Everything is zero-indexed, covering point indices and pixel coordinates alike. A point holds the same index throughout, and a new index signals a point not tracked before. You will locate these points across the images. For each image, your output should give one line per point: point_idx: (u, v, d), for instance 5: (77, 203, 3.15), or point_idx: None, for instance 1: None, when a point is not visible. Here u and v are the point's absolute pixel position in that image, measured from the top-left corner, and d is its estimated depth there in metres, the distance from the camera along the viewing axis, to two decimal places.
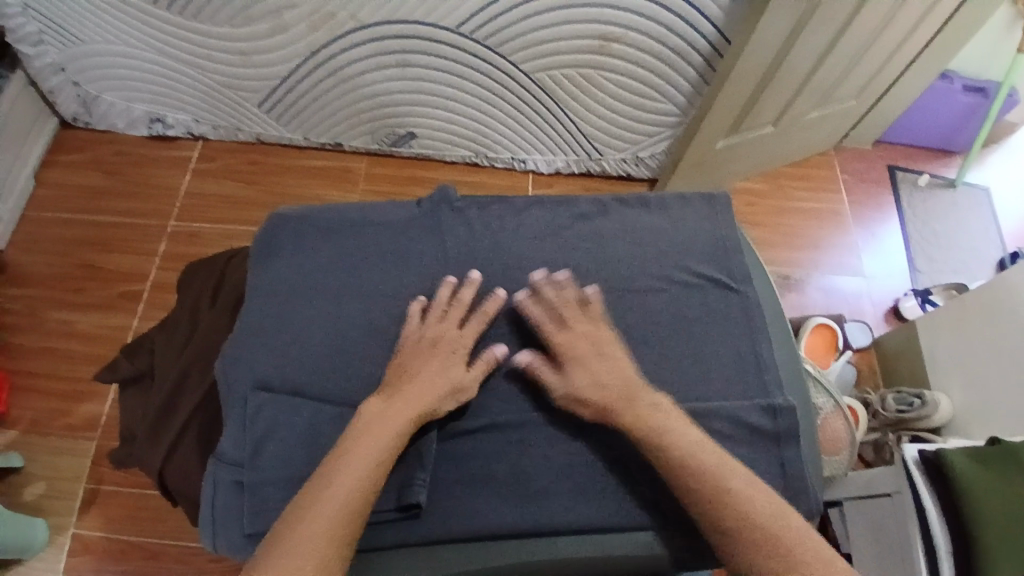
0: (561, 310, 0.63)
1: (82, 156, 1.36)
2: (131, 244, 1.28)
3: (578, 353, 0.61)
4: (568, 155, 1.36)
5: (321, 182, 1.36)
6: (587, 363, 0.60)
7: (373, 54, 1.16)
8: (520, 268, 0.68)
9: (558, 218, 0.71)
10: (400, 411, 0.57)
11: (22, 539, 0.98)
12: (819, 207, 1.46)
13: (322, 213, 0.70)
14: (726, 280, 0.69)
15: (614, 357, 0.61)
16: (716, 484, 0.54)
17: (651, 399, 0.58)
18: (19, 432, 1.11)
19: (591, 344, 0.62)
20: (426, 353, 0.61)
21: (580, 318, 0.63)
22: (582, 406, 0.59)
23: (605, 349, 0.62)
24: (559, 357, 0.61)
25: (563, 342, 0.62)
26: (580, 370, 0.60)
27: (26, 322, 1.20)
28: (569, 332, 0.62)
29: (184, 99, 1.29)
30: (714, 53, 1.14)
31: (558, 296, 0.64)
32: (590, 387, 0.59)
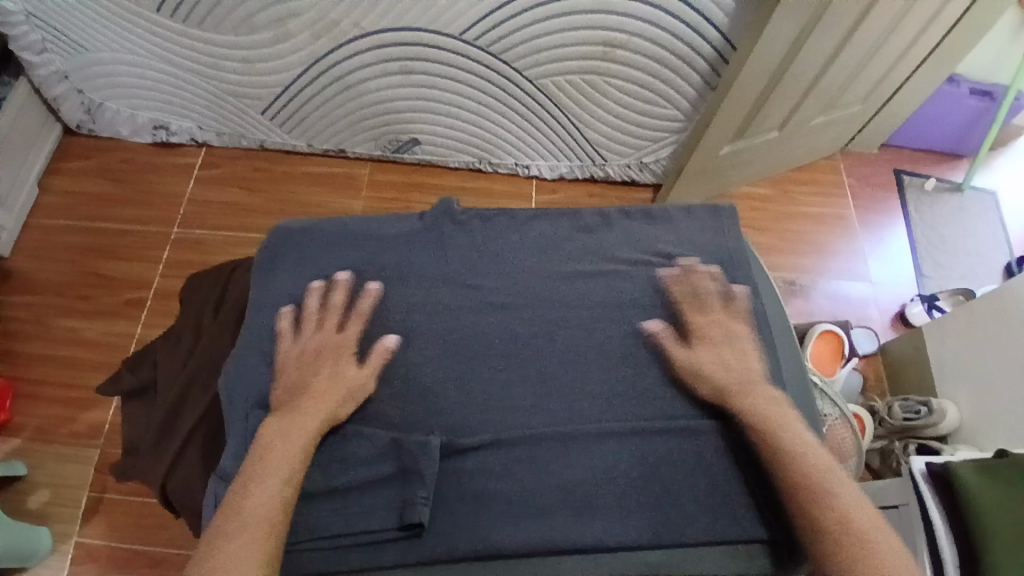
0: (693, 296, 0.67)
1: (86, 163, 1.36)
2: (135, 251, 1.28)
3: (701, 334, 0.64)
4: (572, 161, 1.35)
5: (325, 187, 1.36)
6: (706, 344, 0.64)
7: (376, 61, 1.16)
8: (523, 283, 0.67)
9: (561, 231, 0.71)
10: (314, 408, 0.58)
11: (26, 547, 0.98)
12: (824, 212, 1.45)
13: (326, 226, 0.71)
14: (731, 294, 0.68)
15: (735, 341, 0.64)
16: (807, 476, 0.54)
17: (767, 388, 0.61)
18: (23, 439, 1.11)
19: (718, 329, 0.65)
20: (320, 361, 0.61)
21: (717, 307, 0.67)
22: (698, 385, 0.62)
23: (727, 333, 0.65)
24: (690, 336, 0.64)
25: (697, 321, 0.65)
26: (709, 352, 0.63)
27: (30, 330, 1.20)
28: (699, 317, 0.65)
29: (187, 106, 1.29)
30: (719, 58, 1.13)
31: (687, 283, 0.68)
32: (712, 365, 0.62)
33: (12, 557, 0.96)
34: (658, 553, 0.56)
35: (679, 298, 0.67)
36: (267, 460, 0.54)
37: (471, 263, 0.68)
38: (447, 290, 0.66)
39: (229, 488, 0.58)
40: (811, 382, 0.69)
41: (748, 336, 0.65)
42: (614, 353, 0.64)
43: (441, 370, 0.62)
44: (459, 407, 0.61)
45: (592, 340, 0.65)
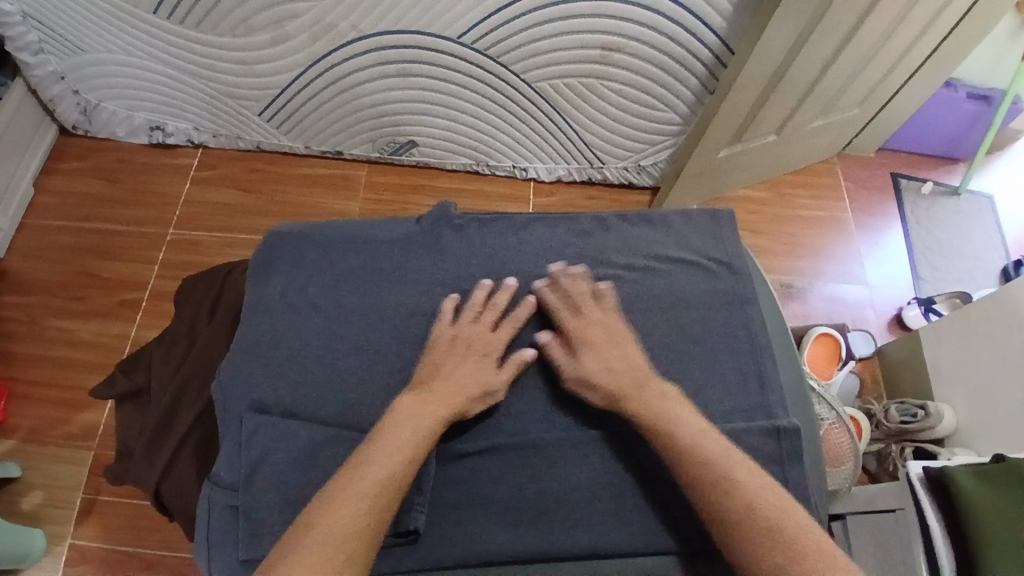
0: (577, 298, 0.64)
1: (82, 163, 1.35)
2: (131, 252, 1.27)
3: (589, 336, 0.62)
4: (569, 164, 1.35)
5: (322, 189, 1.35)
6: (600, 348, 0.61)
7: (373, 63, 1.15)
8: (519, 287, 0.67)
9: (559, 236, 0.72)
10: (434, 401, 0.57)
11: (19, 549, 0.97)
12: (821, 215, 1.45)
13: (321, 231, 0.71)
14: (728, 300, 0.68)
15: (626, 341, 0.62)
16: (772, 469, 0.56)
17: (661, 387, 0.59)
18: (18, 441, 1.11)
19: (602, 329, 0.63)
20: (459, 354, 0.61)
21: (592, 307, 0.64)
22: (591, 393, 0.59)
23: (616, 332, 0.63)
24: (573, 342, 0.62)
25: (575, 327, 0.62)
26: (597, 353, 0.61)
27: (25, 331, 1.20)
28: (581, 318, 0.63)
29: (184, 107, 1.29)
30: (717, 62, 1.13)
31: (572, 285, 0.65)
32: (598, 373, 0.59)
33: (4, 559, 0.95)
34: (654, 559, 0.56)
35: (554, 305, 0.64)
36: None
37: (467, 267, 0.68)
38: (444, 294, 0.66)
39: (223, 493, 0.58)
40: (807, 386, 0.69)
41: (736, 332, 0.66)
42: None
43: None
44: None
45: None
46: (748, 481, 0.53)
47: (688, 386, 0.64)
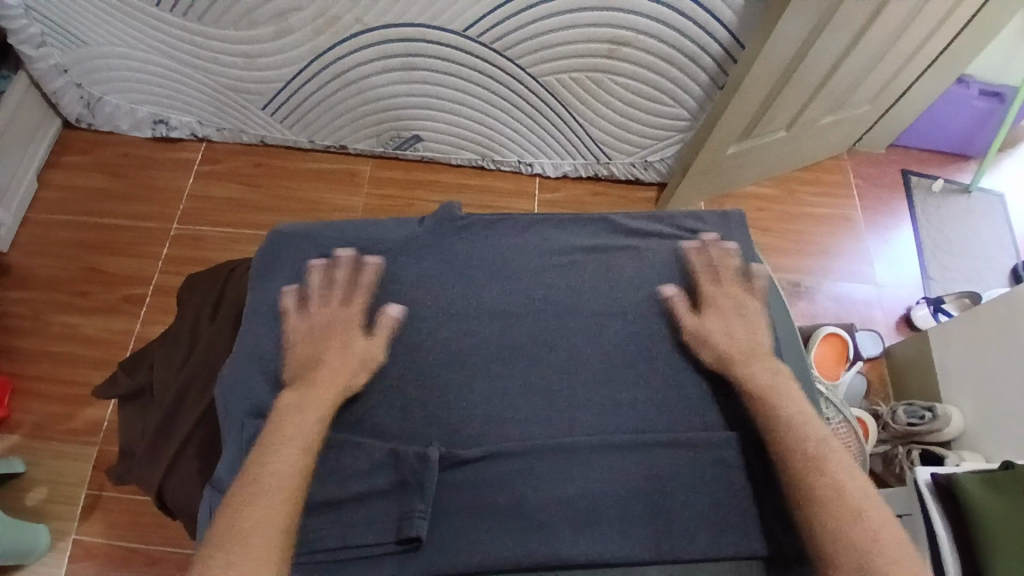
0: (716, 272, 0.67)
1: (85, 157, 1.35)
2: (135, 247, 1.27)
3: (707, 306, 0.65)
4: (575, 159, 1.34)
5: (326, 183, 1.35)
6: (718, 316, 0.64)
7: (378, 57, 1.14)
8: (523, 290, 0.67)
9: (564, 239, 0.71)
10: (320, 381, 0.59)
11: (24, 544, 0.98)
12: (830, 212, 1.43)
13: (322, 231, 0.70)
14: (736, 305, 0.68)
15: (748, 314, 0.65)
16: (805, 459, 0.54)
17: (770, 360, 0.62)
18: (22, 436, 1.11)
19: (731, 301, 0.65)
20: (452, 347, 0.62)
21: (731, 279, 0.67)
22: (705, 354, 0.62)
23: (742, 306, 0.65)
24: (698, 308, 0.65)
25: (710, 295, 0.65)
26: (720, 322, 0.64)
27: (29, 326, 1.20)
28: (710, 290, 0.66)
29: (187, 101, 1.28)
30: (726, 57, 1.11)
31: (707, 263, 0.68)
32: (711, 337, 0.63)
33: (9, 555, 0.96)
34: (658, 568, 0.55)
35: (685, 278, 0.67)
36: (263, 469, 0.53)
37: (471, 270, 0.67)
38: (447, 297, 0.66)
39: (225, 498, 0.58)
40: (815, 392, 0.68)
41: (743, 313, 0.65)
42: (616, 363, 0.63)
43: (440, 378, 0.62)
44: (457, 417, 0.60)
45: (593, 350, 0.64)
46: (837, 462, 0.54)
47: (695, 393, 0.62)
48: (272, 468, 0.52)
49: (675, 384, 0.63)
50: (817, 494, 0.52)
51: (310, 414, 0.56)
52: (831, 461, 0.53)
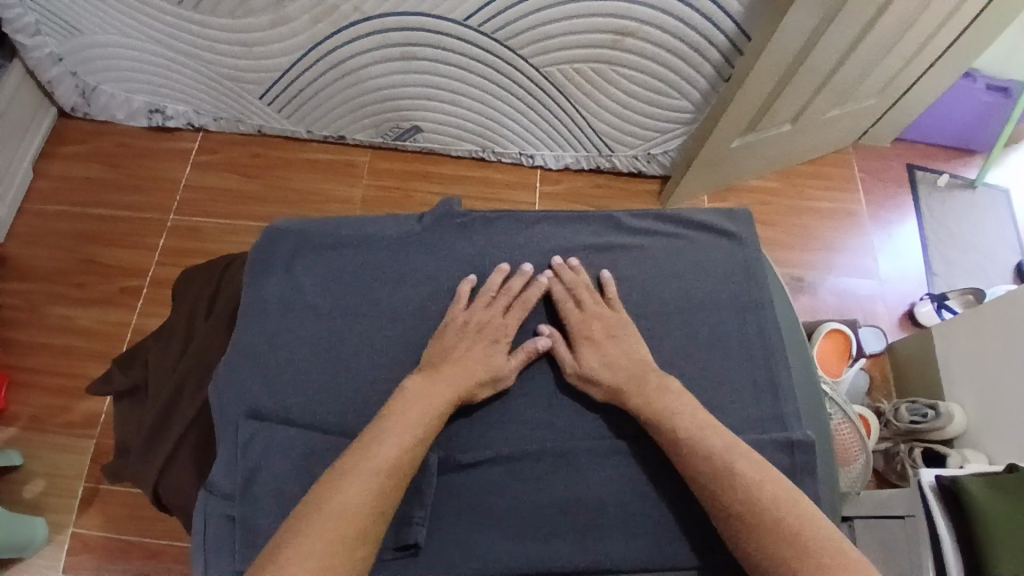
0: (579, 294, 0.64)
1: (80, 146, 1.33)
2: (131, 238, 1.25)
3: (589, 333, 0.62)
4: (577, 151, 1.32)
5: (324, 174, 1.33)
6: (600, 343, 0.61)
7: (377, 47, 1.12)
8: (524, 290, 0.65)
9: (565, 238, 0.69)
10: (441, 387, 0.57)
11: (21, 538, 0.97)
12: (834, 206, 1.42)
13: (320, 229, 0.69)
14: (740, 306, 0.66)
15: (629, 335, 0.62)
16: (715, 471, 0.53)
17: (661, 378, 0.59)
18: (19, 428, 1.10)
19: (603, 324, 0.63)
20: (456, 347, 0.60)
21: (593, 301, 0.64)
22: (593, 386, 0.59)
23: (617, 326, 0.63)
24: (577, 339, 0.62)
25: (575, 325, 0.62)
26: (600, 348, 0.61)
27: (25, 317, 1.19)
28: (582, 313, 0.63)
29: (183, 90, 1.25)
30: (732, 49, 1.09)
31: (580, 281, 0.65)
32: (594, 369, 0.60)
33: (7, 548, 0.95)
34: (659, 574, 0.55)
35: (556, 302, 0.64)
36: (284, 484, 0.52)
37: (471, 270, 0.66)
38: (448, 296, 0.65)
39: (221, 501, 0.57)
40: (816, 394, 0.68)
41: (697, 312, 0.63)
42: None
43: None
44: (457, 420, 0.59)
45: (595, 351, 0.63)
46: (754, 475, 0.53)
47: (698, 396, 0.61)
48: (357, 470, 0.51)
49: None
50: (739, 511, 0.51)
51: (406, 418, 0.55)
52: (749, 479, 0.52)
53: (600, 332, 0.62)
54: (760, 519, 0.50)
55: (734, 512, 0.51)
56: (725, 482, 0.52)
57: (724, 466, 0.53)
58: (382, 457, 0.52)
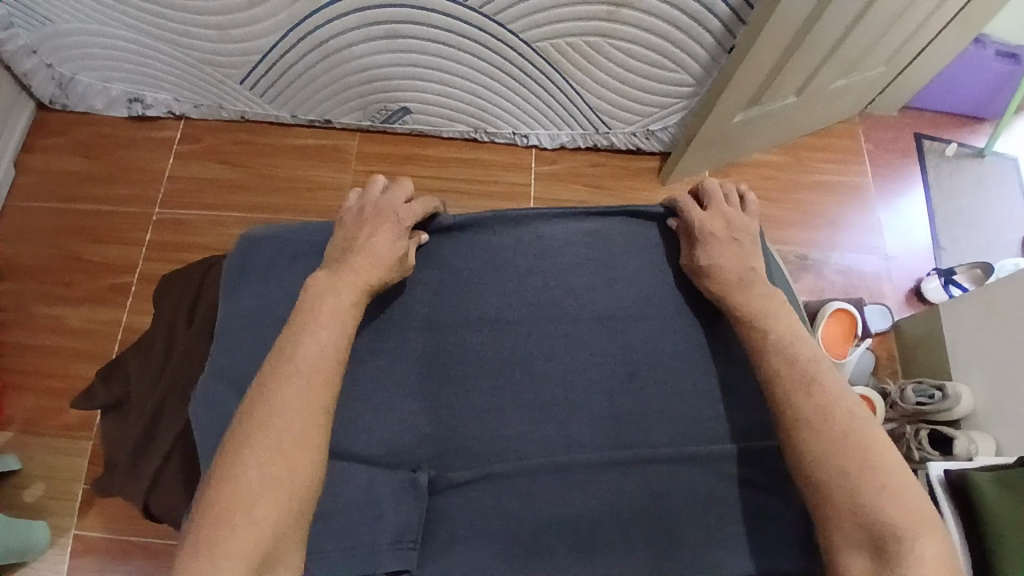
0: (710, 200, 0.65)
1: (60, 139, 1.28)
2: (116, 233, 1.22)
3: (709, 230, 0.62)
4: (573, 130, 1.27)
5: (310, 160, 1.28)
6: (717, 241, 0.62)
7: (360, 25, 1.07)
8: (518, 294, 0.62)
9: (559, 239, 0.65)
10: (350, 286, 0.57)
11: (21, 544, 0.97)
12: (838, 180, 1.37)
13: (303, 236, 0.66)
14: None
15: (746, 241, 0.63)
16: (802, 373, 0.54)
17: (766, 287, 0.60)
18: (14, 432, 1.09)
19: (725, 224, 0.63)
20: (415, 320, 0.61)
21: (726, 208, 0.64)
22: (702, 283, 0.61)
23: (743, 232, 0.63)
24: (697, 235, 0.62)
25: (699, 221, 0.63)
26: (718, 247, 0.61)
27: (13, 319, 1.16)
28: (709, 213, 0.63)
29: (162, 77, 1.20)
30: (735, 19, 1.04)
31: (719, 193, 0.65)
32: (705, 267, 0.61)
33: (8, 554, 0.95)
34: None
35: (685, 207, 0.65)
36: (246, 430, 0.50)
37: (461, 278, 0.64)
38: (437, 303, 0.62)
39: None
40: None
41: (737, 240, 0.62)
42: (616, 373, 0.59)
43: (430, 391, 0.59)
44: (449, 437, 0.57)
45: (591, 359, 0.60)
46: (832, 391, 0.53)
47: (699, 404, 0.59)
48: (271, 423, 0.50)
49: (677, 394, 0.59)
50: (808, 420, 0.52)
51: (321, 373, 0.52)
52: (827, 393, 0.52)
53: (723, 232, 0.62)
54: (833, 427, 0.51)
55: (806, 416, 0.52)
56: (802, 386, 0.53)
57: (807, 370, 0.54)
58: (301, 410, 0.50)
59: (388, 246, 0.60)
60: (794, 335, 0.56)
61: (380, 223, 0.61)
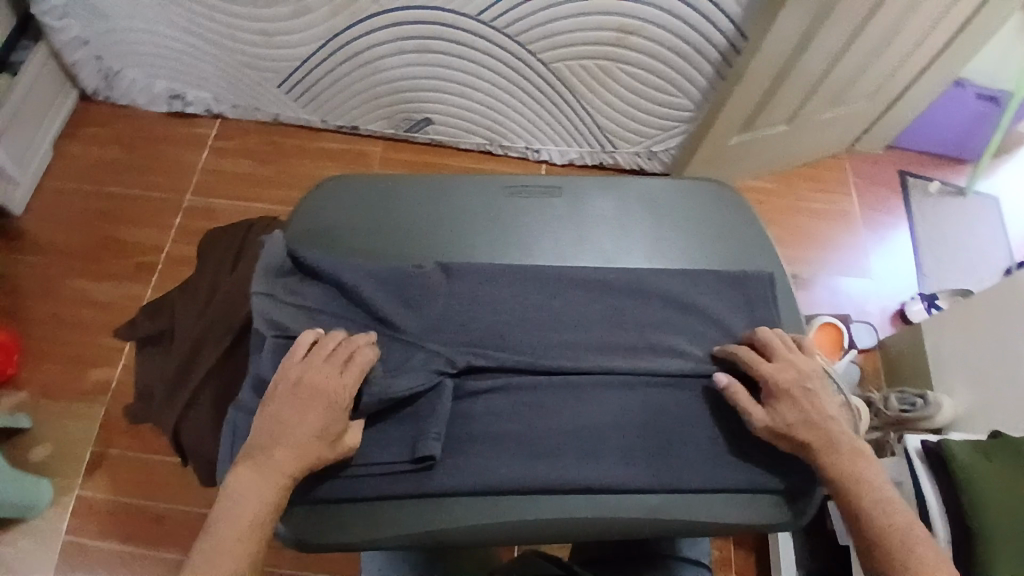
0: (771, 350, 0.57)
1: (101, 130, 1.37)
2: (147, 217, 1.29)
3: (787, 384, 0.55)
4: (581, 147, 1.35)
5: (336, 162, 1.37)
6: (799, 400, 0.54)
7: (394, 39, 1.17)
8: (544, 319, 0.60)
9: (581, 223, 0.66)
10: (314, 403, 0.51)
11: (24, 500, 1.01)
12: (829, 208, 1.47)
13: (332, 229, 0.64)
14: (739, 279, 0.63)
15: (824, 389, 0.55)
16: (888, 537, 0.49)
17: (856, 441, 0.53)
18: (30, 394, 1.14)
19: (798, 375, 0.55)
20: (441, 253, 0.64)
21: (790, 353, 0.57)
22: (787, 440, 0.53)
23: (819, 384, 0.55)
24: (772, 393, 0.55)
25: (773, 376, 0.55)
26: (796, 402, 0.54)
27: (40, 289, 1.22)
28: (779, 365, 0.56)
29: (205, 76, 1.30)
30: (730, 49, 1.12)
31: (773, 338, 0.58)
32: (793, 425, 0.53)
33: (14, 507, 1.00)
34: (661, 499, 0.54)
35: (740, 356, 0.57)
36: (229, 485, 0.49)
37: (475, 235, 0.65)
38: None
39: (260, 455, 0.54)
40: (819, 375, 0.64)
41: (810, 390, 0.55)
42: (640, 306, 0.61)
43: None
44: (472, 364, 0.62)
45: None
46: (920, 555, 0.48)
47: None
48: (245, 484, 0.49)
49: (699, 318, 0.61)
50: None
51: (294, 434, 0.50)
52: (915, 554, 0.48)
53: (795, 387, 0.54)
54: None
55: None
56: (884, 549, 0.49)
57: (892, 533, 0.49)
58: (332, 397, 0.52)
59: (312, 424, 0.51)
60: (885, 491, 0.51)
61: (311, 409, 0.51)
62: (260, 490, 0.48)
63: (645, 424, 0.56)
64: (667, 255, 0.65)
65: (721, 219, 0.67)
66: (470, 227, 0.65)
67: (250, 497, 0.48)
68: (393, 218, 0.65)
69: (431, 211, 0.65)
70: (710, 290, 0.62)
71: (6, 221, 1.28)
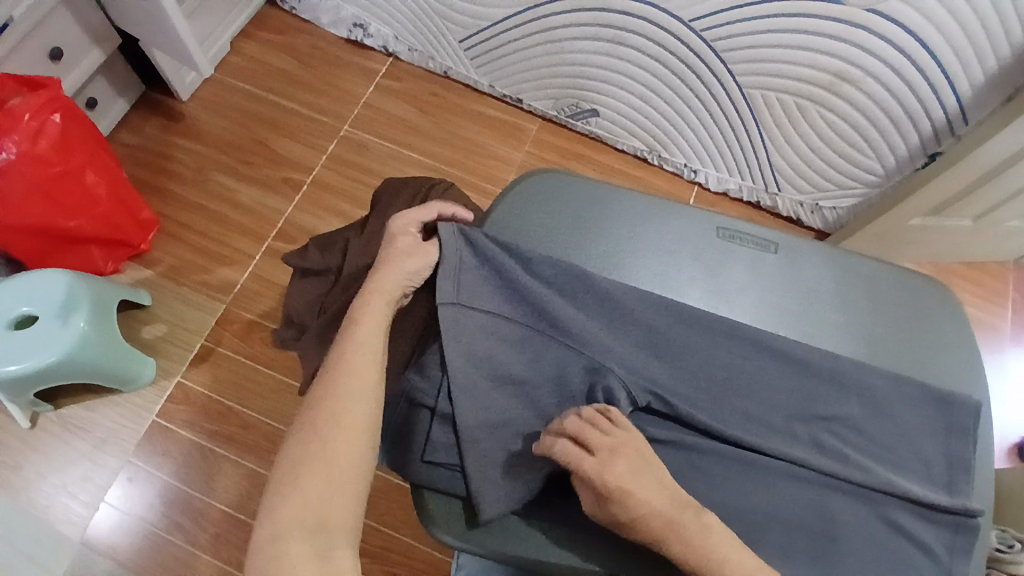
0: (588, 439, 0.49)
1: (279, 38, 1.40)
2: (303, 135, 1.32)
3: (619, 482, 0.47)
4: (742, 180, 1.29)
5: (492, 131, 1.37)
6: (631, 496, 0.47)
7: (592, 24, 1.12)
8: (733, 381, 0.58)
9: (785, 286, 0.64)
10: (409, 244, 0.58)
11: (129, 372, 1.08)
12: (977, 317, 1.35)
13: (536, 229, 0.64)
14: (938, 396, 0.58)
15: (649, 477, 0.49)
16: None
17: (703, 519, 0.48)
18: (157, 273, 1.20)
19: (626, 461, 0.48)
20: (641, 279, 0.64)
21: (607, 439, 0.49)
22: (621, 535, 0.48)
23: (645, 468, 0.49)
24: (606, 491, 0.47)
25: (599, 478, 0.47)
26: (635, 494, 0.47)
27: (189, 176, 1.27)
28: (605, 457, 0.48)
29: (392, 14, 1.30)
30: (947, 127, 1.04)
31: (582, 420, 0.50)
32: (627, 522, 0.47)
33: (117, 378, 1.06)
34: None
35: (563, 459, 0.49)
36: (335, 382, 0.52)
37: (675, 271, 0.65)
38: (663, 276, 0.65)
39: (422, 460, 0.55)
40: (989, 523, 0.60)
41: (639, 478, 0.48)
42: (834, 395, 0.58)
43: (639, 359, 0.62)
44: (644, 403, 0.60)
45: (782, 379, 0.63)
46: None
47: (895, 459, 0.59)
48: (349, 367, 0.53)
49: (892, 427, 0.58)
50: None
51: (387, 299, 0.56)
52: None
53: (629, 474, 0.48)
54: None
55: None
56: None
57: None
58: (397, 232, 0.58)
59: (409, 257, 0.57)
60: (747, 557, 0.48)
61: (390, 245, 0.58)
62: (365, 367, 0.53)
63: (810, 524, 0.53)
64: (868, 343, 0.63)
65: (931, 331, 0.63)
66: (674, 259, 0.65)
67: (351, 387, 0.52)
68: (594, 228, 0.65)
69: (633, 232, 0.65)
70: (911, 401, 0.58)
71: (171, 103, 1.32)
